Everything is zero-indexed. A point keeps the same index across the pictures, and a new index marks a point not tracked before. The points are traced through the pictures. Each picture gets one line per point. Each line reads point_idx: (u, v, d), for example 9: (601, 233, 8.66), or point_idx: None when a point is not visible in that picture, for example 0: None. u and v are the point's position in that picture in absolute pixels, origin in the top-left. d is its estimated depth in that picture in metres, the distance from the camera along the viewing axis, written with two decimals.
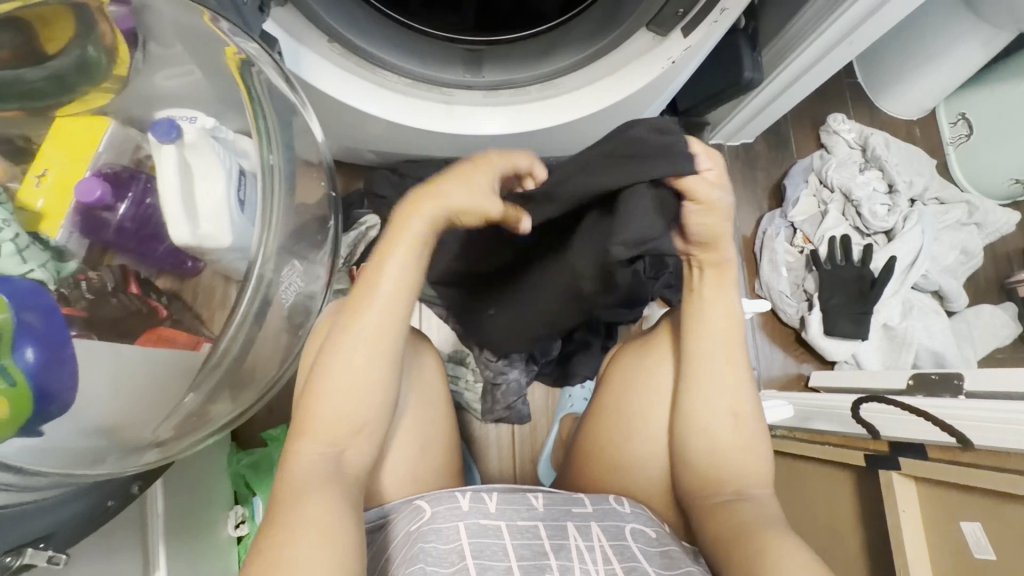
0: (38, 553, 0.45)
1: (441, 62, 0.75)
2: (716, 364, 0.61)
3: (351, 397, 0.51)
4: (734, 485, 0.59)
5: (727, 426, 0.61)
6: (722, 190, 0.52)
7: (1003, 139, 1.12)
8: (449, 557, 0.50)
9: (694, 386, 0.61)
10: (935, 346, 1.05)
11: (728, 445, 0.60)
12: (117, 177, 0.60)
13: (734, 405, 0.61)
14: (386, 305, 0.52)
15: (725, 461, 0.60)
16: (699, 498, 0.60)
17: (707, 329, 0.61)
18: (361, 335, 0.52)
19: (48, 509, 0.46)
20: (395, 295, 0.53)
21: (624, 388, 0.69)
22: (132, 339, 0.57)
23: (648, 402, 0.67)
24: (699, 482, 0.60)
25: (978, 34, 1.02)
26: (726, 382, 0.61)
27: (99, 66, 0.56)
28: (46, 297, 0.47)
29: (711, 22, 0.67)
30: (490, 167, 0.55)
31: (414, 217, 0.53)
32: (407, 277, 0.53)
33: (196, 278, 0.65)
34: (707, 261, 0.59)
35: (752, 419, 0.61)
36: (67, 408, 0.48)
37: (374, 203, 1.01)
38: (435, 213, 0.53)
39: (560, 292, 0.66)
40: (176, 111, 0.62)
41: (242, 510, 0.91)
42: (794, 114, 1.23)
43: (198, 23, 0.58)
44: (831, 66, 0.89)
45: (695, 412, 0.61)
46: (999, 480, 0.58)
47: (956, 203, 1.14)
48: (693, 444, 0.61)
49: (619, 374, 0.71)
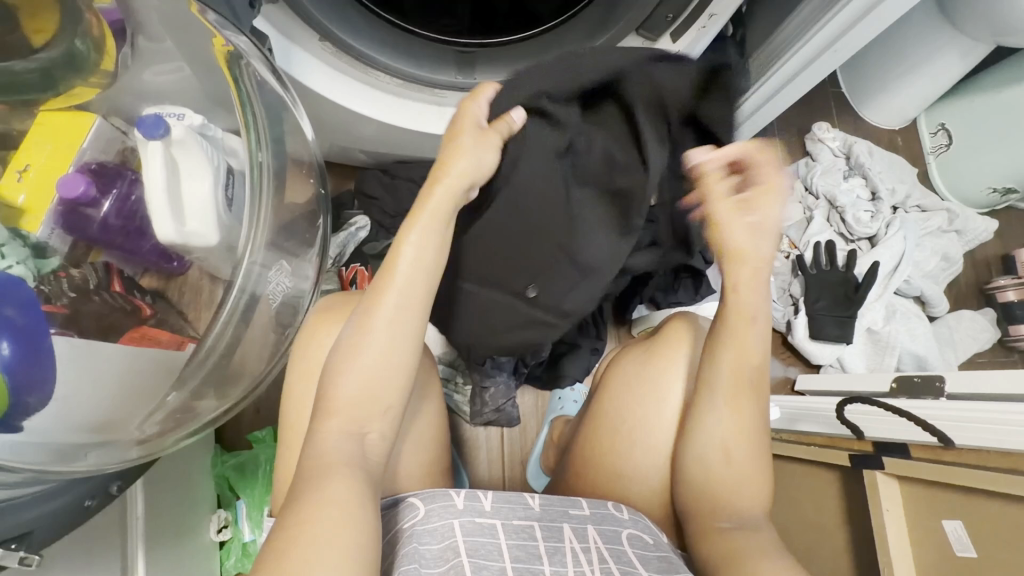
0: (10, 553, 0.44)
1: (433, 63, 0.75)
2: (733, 386, 0.61)
3: (371, 378, 0.51)
4: (731, 511, 0.59)
5: (735, 449, 0.61)
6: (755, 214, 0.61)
7: (983, 149, 1.15)
8: (443, 555, 0.50)
9: (706, 402, 0.61)
10: (917, 349, 1.07)
11: (731, 471, 0.60)
12: (101, 173, 0.57)
13: (744, 430, 0.61)
14: (402, 302, 0.53)
15: (725, 485, 0.60)
16: (699, 518, 0.60)
17: (728, 350, 0.62)
18: (412, 340, 0.53)
19: (32, 503, 0.46)
20: (413, 278, 0.53)
21: (629, 395, 0.69)
22: (115, 338, 0.55)
23: (655, 412, 0.67)
24: (701, 503, 0.60)
25: (956, 46, 1.05)
26: (735, 405, 0.61)
27: (86, 60, 0.58)
28: (26, 289, 0.46)
29: (700, 27, 0.68)
30: (470, 117, 0.59)
31: (433, 197, 0.55)
32: (425, 259, 0.54)
33: (182, 277, 0.63)
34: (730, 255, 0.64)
35: (755, 446, 0.62)
36: (48, 400, 0.48)
37: (365, 204, 1.01)
38: (453, 171, 0.56)
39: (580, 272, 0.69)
40: (162, 108, 0.61)
41: (225, 514, 0.89)
42: (781, 121, 1.25)
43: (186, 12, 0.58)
44: (816, 74, 0.91)
45: (700, 430, 0.61)
46: (975, 476, 0.60)
47: (937, 211, 1.17)
48: (701, 464, 0.61)
49: (623, 380, 0.71)
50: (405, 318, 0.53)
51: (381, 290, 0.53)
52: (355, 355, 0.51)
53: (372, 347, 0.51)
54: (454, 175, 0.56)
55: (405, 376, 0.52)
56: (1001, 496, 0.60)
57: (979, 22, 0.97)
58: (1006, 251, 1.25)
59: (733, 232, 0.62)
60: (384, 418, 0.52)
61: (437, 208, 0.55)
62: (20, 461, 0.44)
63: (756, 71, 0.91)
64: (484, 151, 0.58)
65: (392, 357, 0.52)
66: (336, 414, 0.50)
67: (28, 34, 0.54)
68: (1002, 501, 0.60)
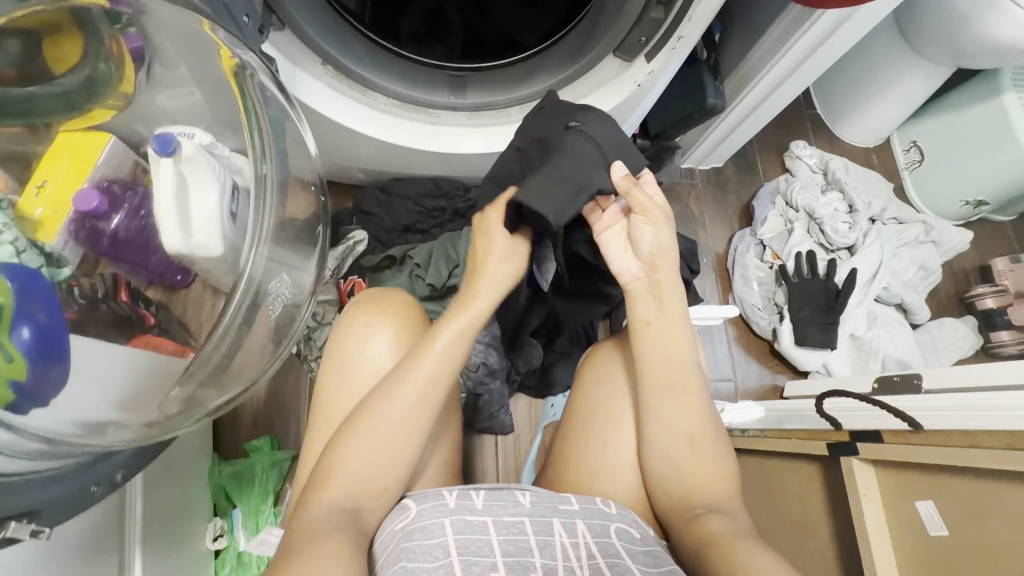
0: (21, 526, 0.45)
1: (427, 85, 0.82)
2: (674, 394, 0.63)
3: (381, 457, 0.57)
4: (706, 501, 0.62)
5: (685, 452, 0.62)
6: (654, 228, 0.63)
7: (955, 164, 1.20)
8: (433, 552, 0.51)
9: (655, 414, 0.63)
10: (900, 355, 1.10)
11: (695, 470, 0.62)
12: (113, 190, 0.62)
13: (690, 431, 0.63)
14: (421, 391, 0.58)
15: (693, 482, 0.62)
16: (674, 514, 0.63)
17: (659, 358, 0.63)
18: (405, 424, 0.58)
19: (38, 484, 0.47)
20: (440, 369, 0.59)
21: (590, 397, 0.71)
22: (123, 340, 0.58)
23: (615, 415, 0.69)
24: (673, 500, 0.63)
25: (920, 68, 1.12)
26: (685, 406, 0.63)
27: (104, 82, 0.61)
28: (43, 282, 0.49)
29: (670, 48, 0.73)
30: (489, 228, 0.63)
31: (478, 297, 0.62)
32: (454, 352, 0.60)
33: (185, 291, 0.67)
34: (656, 278, 0.64)
35: (710, 442, 0.63)
36: (68, 372, 0.49)
37: (363, 220, 1.05)
38: (492, 290, 0.62)
39: (597, 145, 0.64)
40: (175, 127, 0.67)
41: (221, 523, 0.91)
42: (760, 141, 1.32)
43: (195, 30, 0.62)
44: (790, 92, 0.96)
45: (658, 437, 0.63)
46: (942, 453, 0.63)
47: (913, 223, 1.22)
48: (658, 467, 0.63)
49: (583, 380, 0.74)
50: (426, 405, 0.59)
51: (401, 379, 0.59)
52: (369, 431, 0.57)
53: (377, 428, 0.57)
54: (488, 283, 0.62)
55: (407, 455, 0.58)
56: (984, 474, 0.61)
57: (940, 46, 1.04)
58: (984, 261, 1.30)
59: (625, 258, 0.65)
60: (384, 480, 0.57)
61: (469, 317, 0.61)
62: (36, 430, 0.46)
63: (732, 93, 0.98)
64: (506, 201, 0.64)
65: (404, 438, 0.57)
66: (335, 483, 0.56)
67: (49, 62, 0.56)
68: (969, 477, 0.63)
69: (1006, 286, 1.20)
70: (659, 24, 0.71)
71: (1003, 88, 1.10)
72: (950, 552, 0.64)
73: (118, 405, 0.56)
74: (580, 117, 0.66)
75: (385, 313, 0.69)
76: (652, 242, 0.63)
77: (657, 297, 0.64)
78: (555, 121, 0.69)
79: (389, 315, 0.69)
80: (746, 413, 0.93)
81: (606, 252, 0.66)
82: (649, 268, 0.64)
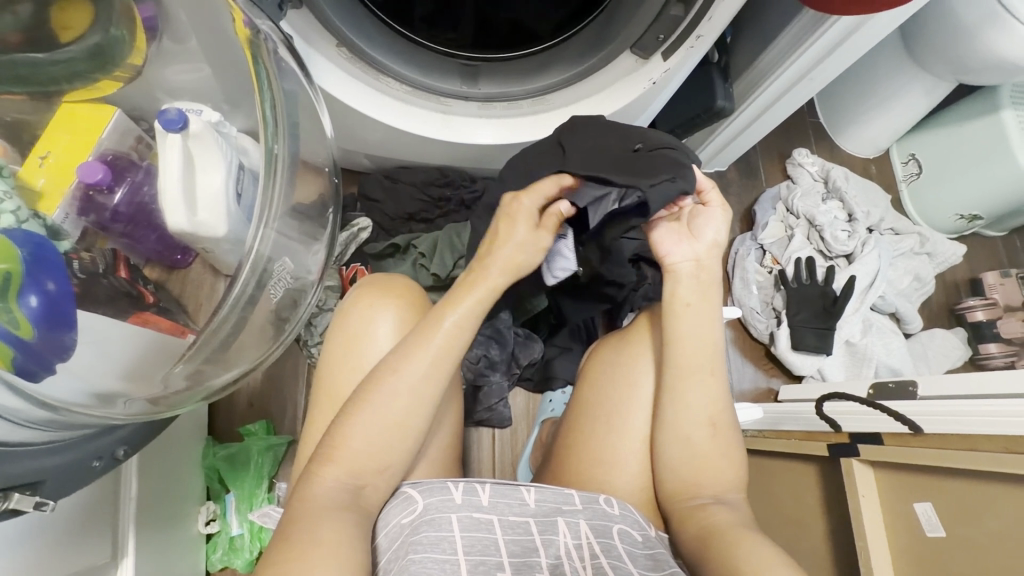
0: (23, 498, 0.46)
1: (439, 73, 0.82)
2: (701, 376, 0.63)
3: (374, 419, 0.56)
4: (712, 491, 0.63)
5: (704, 438, 0.63)
6: (715, 222, 0.65)
7: (950, 179, 1.23)
8: (441, 546, 0.51)
9: (675, 398, 0.63)
10: (891, 362, 1.13)
11: (708, 456, 0.63)
12: (116, 163, 0.60)
13: (710, 413, 0.63)
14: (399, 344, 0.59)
15: (702, 470, 0.63)
16: (676, 503, 0.63)
17: (689, 341, 0.63)
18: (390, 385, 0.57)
19: (47, 450, 0.49)
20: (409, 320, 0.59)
21: (604, 380, 0.72)
22: (122, 317, 0.56)
23: (628, 398, 0.69)
24: (677, 488, 0.64)
25: (920, 82, 1.14)
26: (707, 389, 0.64)
27: (112, 53, 0.60)
28: (53, 252, 0.48)
29: (688, 47, 0.72)
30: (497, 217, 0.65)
31: None
32: None
33: (185, 270, 0.65)
34: (700, 262, 0.65)
35: (725, 429, 0.64)
36: (76, 339, 0.49)
37: (367, 207, 1.04)
38: None
39: (668, 142, 0.66)
40: (184, 104, 0.64)
41: (214, 507, 0.90)
42: (763, 146, 1.33)
43: None
44: (797, 98, 0.97)
45: (679, 422, 0.63)
46: (930, 455, 0.65)
47: (909, 234, 1.24)
48: (674, 454, 0.63)
49: (599, 366, 0.74)
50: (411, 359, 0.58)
51: None
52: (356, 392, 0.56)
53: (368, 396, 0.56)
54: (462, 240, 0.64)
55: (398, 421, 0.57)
56: (976, 474, 0.63)
57: (942, 61, 1.05)
58: (974, 274, 1.32)
59: (679, 242, 0.65)
60: (383, 452, 0.56)
61: None
62: (42, 394, 0.46)
63: (741, 96, 0.98)
64: (545, 189, 0.64)
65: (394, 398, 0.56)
66: (334, 459, 0.55)
67: (56, 29, 0.57)
68: (956, 477, 0.65)
69: (996, 299, 1.23)
70: (678, 21, 0.71)
71: (1001, 105, 1.11)
72: (937, 547, 0.66)
73: (125, 374, 0.56)
74: (644, 141, 0.67)
75: (390, 291, 0.69)
76: (709, 228, 0.65)
77: (698, 280, 0.65)
78: (616, 139, 0.68)
79: (395, 293, 0.69)
80: (745, 414, 0.95)
81: (659, 240, 0.66)
82: (702, 253, 0.65)
